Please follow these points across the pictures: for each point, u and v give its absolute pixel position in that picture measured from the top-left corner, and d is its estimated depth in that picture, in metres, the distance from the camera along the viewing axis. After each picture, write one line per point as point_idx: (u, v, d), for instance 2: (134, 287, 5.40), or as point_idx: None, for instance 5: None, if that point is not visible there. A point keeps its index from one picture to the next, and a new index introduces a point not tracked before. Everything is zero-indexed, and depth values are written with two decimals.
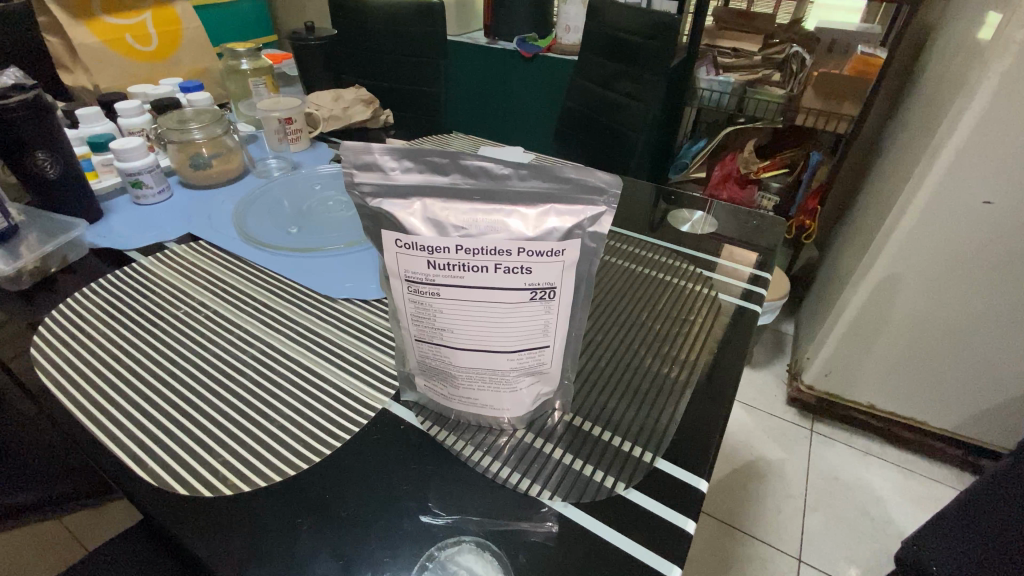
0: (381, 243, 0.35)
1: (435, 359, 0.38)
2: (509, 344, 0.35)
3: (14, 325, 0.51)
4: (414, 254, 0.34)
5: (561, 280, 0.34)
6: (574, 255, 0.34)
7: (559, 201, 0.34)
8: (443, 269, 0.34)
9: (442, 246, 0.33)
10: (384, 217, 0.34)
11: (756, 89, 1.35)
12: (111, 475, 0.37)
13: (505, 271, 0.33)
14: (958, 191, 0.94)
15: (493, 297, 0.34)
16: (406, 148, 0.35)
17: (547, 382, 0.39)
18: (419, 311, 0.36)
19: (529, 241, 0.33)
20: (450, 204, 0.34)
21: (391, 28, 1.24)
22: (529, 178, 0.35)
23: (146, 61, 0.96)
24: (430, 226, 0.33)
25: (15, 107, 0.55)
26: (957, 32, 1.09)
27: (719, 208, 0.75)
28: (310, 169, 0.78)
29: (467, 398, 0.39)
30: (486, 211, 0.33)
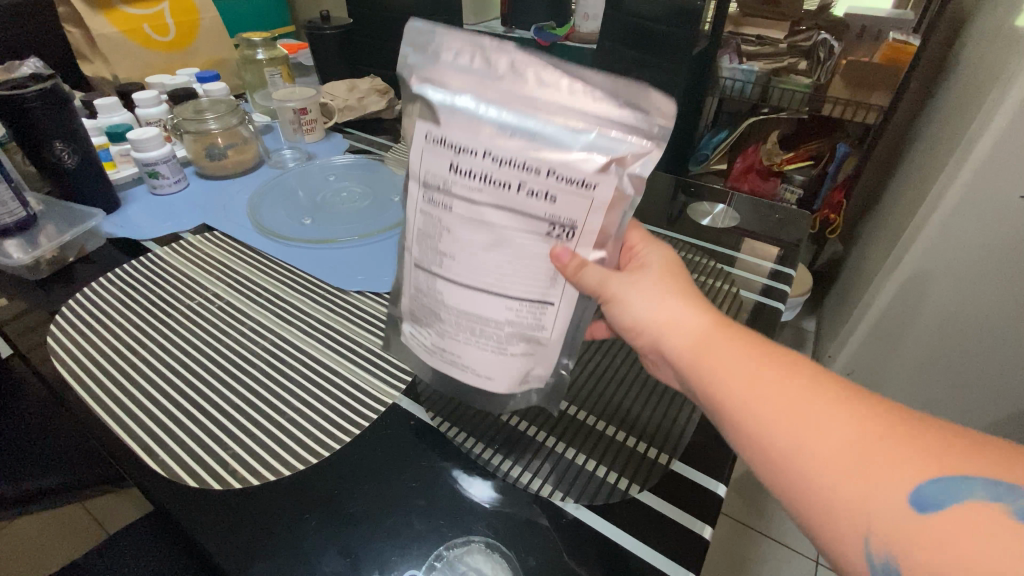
0: (411, 136, 0.33)
1: (426, 293, 0.35)
2: (505, 290, 0.33)
3: (33, 314, 0.52)
4: (438, 150, 0.31)
5: (585, 219, 0.31)
6: (606, 193, 0.30)
7: (610, 125, 0.30)
8: (463, 174, 0.31)
9: (472, 144, 0.30)
10: (422, 100, 0.32)
11: (781, 78, 1.31)
12: (122, 463, 0.37)
13: (525, 194, 0.30)
14: (994, 184, 0.92)
15: (502, 224, 0.31)
16: (468, 33, 0.32)
17: (538, 357, 0.36)
18: (426, 221, 0.33)
19: (561, 162, 0.29)
20: (490, 96, 0.31)
21: (406, 17, 1.23)
22: (585, 89, 0.31)
23: (163, 52, 0.97)
24: (466, 112, 0.31)
25: (34, 97, 0.56)
26: (995, 18, 1.04)
27: (741, 201, 0.72)
28: (325, 160, 0.77)
29: (446, 353, 0.36)
30: (525, 117, 0.30)
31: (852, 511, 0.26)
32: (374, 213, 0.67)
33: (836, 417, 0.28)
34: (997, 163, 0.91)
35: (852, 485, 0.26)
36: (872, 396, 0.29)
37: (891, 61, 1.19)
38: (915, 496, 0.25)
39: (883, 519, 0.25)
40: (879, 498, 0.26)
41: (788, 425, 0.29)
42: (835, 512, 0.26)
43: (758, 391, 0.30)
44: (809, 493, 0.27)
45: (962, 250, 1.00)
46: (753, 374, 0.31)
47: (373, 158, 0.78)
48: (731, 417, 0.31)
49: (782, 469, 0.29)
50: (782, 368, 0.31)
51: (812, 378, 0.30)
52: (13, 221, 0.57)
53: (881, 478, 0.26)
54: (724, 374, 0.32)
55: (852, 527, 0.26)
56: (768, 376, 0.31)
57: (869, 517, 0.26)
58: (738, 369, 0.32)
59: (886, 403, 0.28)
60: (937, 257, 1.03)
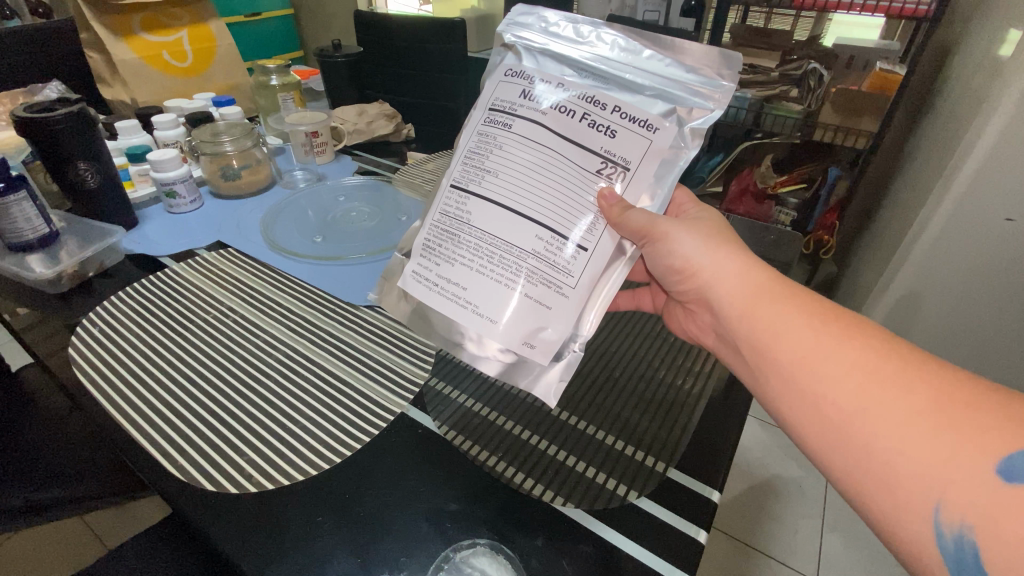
0: (492, 72, 0.45)
1: (454, 217, 0.42)
2: (532, 218, 0.40)
3: (52, 322, 0.55)
4: (515, 84, 0.43)
5: (638, 157, 0.40)
6: (661, 138, 0.40)
7: (673, 90, 0.41)
8: (529, 101, 0.42)
9: (544, 81, 0.42)
10: (516, 50, 0.45)
11: (774, 105, 1.36)
12: (143, 468, 0.39)
13: (585, 124, 0.40)
14: (978, 206, 0.96)
15: (552, 146, 0.40)
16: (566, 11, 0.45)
17: (549, 316, 0.39)
18: (479, 143, 0.43)
19: (626, 107, 0.40)
20: (571, 59, 0.43)
21: (413, 44, 1.27)
22: (653, 55, 0.42)
23: (179, 77, 1.00)
24: (549, 64, 0.43)
25: (62, 120, 0.58)
26: (976, 49, 1.09)
27: (735, 222, 0.75)
28: (335, 181, 0.81)
29: (454, 287, 0.41)
30: (596, 76, 0.42)
31: (931, 477, 0.29)
32: (382, 231, 0.70)
33: (907, 387, 0.32)
34: (980, 186, 0.95)
35: (921, 450, 0.30)
36: (940, 365, 0.33)
37: (879, 89, 1.23)
38: (1000, 468, 0.28)
39: (955, 487, 0.29)
40: (956, 462, 0.29)
41: (857, 387, 0.33)
42: (904, 473, 0.30)
43: (824, 357, 0.35)
44: (886, 460, 0.31)
45: (952, 269, 1.03)
46: (819, 339, 0.36)
47: (382, 179, 0.81)
48: (797, 375, 0.36)
49: (847, 427, 0.33)
50: (846, 331, 0.35)
51: (879, 344, 0.34)
52: (36, 237, 0.60)
53: (957, 446, 0.29)
54: (785, 332, 0.37)
55: (927, 492, 0.29)
56: (833, 342, 0.35)
57: (947, 487, 0.29)
58: (803, 330, 0.37)
59: (961, 378, 0.32)
60: (926, 278, 1.07)
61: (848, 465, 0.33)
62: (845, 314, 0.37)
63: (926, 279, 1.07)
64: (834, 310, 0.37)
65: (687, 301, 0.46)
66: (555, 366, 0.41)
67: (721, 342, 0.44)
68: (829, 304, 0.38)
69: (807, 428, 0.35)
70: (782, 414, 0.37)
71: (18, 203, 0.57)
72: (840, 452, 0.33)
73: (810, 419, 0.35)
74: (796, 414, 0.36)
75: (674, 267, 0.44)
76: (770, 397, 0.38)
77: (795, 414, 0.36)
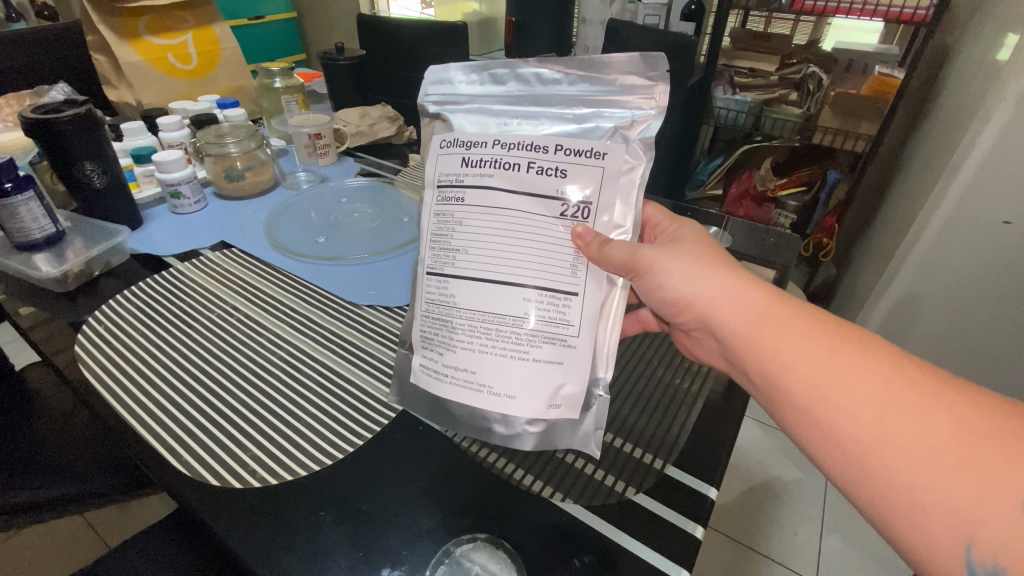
0: (429, 149, 0.45)
1: (440, 303, 0.42)
2: (516, 281, 0.40)
3: (58, 321, 0.55)
4: (454, 151, 0.43)
5: (596, 190, 0.41)
6: (611, 162, 0.41)
7: (607, 108, 0.42)
8: (472, 167, 0.42)
9: (480, 142, 0.42)
10: (443, 117, 0.45)
11: (773, 108, 1.37)
12: (149, 463, 0.39)
13: (538, 170, 0.41)
14: (978, 209, 0.97)
15: (516, 205, 0.40)
16: (473, 64, 0.46)
17: (565, 371, 0.40)
18: (439, 224, 0.43)
19: (565, 140, 0.41)
20: (499, 105, 0.44)
21: (416, 48, 1.29)
22: (577, 83, 0.44)
23: (185, 79, 1.01)
24: (479, 122, 0.44)
25: (68, 121, 0.59)
26: (974, 54, 1.10)
27: (734, 224, 0.76)
28: (338, 182, 0.81)
29: (465, 373, 0.41)
30: (530, 116, 0.43)
31: (957, 512, 0.30)
32: (384, 232, 0.70)
33: (926, 417, 0.33)
34: (979, 189, 0.96)
35: (948, 485, 0.31)
36: (952, 388, 0.34)
37: (877, 93, 1.23)
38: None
39: (983, 524, 0.30)
40: (983, 497, 0.30)
41: (876, 419, 0.33)
42: (930, 507, 0.31)
43: (838, 386, 0.35)
44: (911, 493, 0.32)
45: (952, 271, 1.04)
46: (829, 366, 0.36)
47: (384, 181, 0.82)
48: (812, 402, 0.36)
49: (868, 459, 0.33)
50: (859, 353, 0.36)
51: (892, 369, 0.35)
52: (43, 236, 0.61)
53: (982, 477, 0.30)
54: (794, 358, 0.37)
55: (955, 527, 0.30)
56: (847, 370, 0.35)
57: (976, 523, 0.30)
58: (812, 352, 0.37)
59: (974, 404, 0.33)
60: (926, 280, 1.08)
61: (870, 492, 0.33)
62: (858, 335, 0.37)
63: (926, 281, 1.08)
64: (846, 332, 0.38)
65: (690, 330, 0.46)
66: (585, 415, 0.41)
67: (728, 364, 0.44)
68: (839, 325, 0.38)
69: (827, 458, 0.36)
70: (797, 439, 0.38)
71: (26, 203, 0.58)
72: (863, 482, 0.34)
73: (829, 448, 0.35)
74: (813, 442, 0.36)
75: (669, 299, 0.44)
76: (785, 421, 0.38)
77: (813, 443, 0.36)
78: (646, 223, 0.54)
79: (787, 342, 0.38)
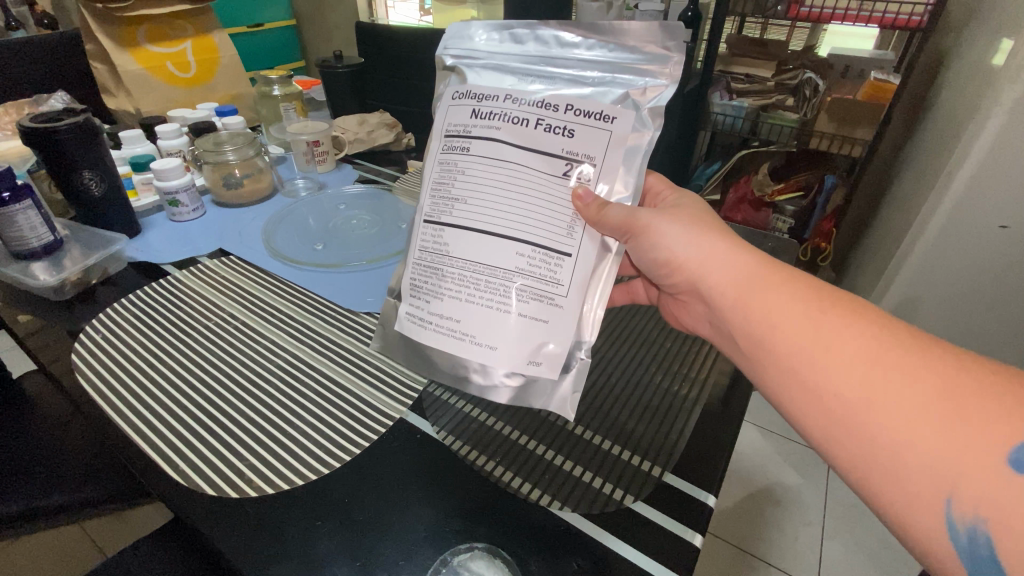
0: (442, 98, 0.46)
1: (433, 252, 0.42)
2: (510, 236, 0.40)
3: (55, 330, 0.55)
4: (465, 103, 0.43)
5: (602, 151, 0.41)
6: (619, 126, 0.41)
7: (621, 74, 0.42)
8: (481, 119, 0.42)
9: (491, 96, 0.43)
10: (458, 71, 0.46)
11: (770, 114, 1.38)
12: (145, 472, 0.39)
13: (546, 128, 0.41)
14: (975, 213, 0.98)
15: (512, 156, 0.41)
16: (497, 22, 0.46)
17: (548, 330, 0.40)
18: (442, 172, 0.43)
19: (576, 102, 0.41)
20: (514, 63, 0.44)
21: (415, 56, 1.30)
22: (596, 48, 0.43)
23: (183, 87, 1.02)
24: (494, 79, 0.44)
25: (67, 130, 0.59)
26: (970, 59, 1.11)
27: (733, 229, 0.76)
28: (336, 190, 0.81)
29: (449, 321, 0.41)
30: (543, 77, 0.43)
31: (942, 472, 0.30)
32: (383, 239, 0.70)
33: (912, 374, 0.32)
34: (976, 192, 0.96)
35: (932, 444, 0.30)
36: (940, 349, 0.34)
37: (873, 98, 1.24)
38: (1012, 455, 0.29)
39: (967, 483, 0.29)
40: (968, 451, 0.30)
41: (861, 378, 0.33)
42: (914, 464, 0.31)
43: (825, 347, 0.35)
44: (894, 453, 0.32)
45: (950, 274, 1.04)
46: (818, 327, 0.36)
47: (382, 189, 0.82)
48: (798, 362, 0.36)
49: (853, 419, 0.33)
50: (848, 316, 0.36)
51: (881, 332, 0.35)
52: (40, 244, 0.61)
53: (968, 435, 0.30)
54: (782, 320, 0.37)
55: (939, 487, 0.30)
56: (833, 331, 0.36)
57: (959, 482, 0.29)
58: (803, 315, 0.37)
59: (962, 364, 0.33)
60: (925, 284, 1.08)
61: (854, 454, 0.33)
62: (849, 301, 0.37)
63: (924, 284, 1.08)
64: (837, 297, 0.38)
65: (678, 292, 0.47)
66: (565, 378, 0.41)
67: (713, 329, 0.45)
68: (831, 291, 0.38)
69: (811, 420, 0.35)
70: (783, 404, 0.38)
71: (23, 212, 0.58)
72: (847, 445, 0.33)
73: (813, 410, 0.35)
74: (798, 403, 0.36)
75: (659, 260, 0.45)
76: (770, 386, 0.38)
77: (799, 407, 0.36)
78: (647, 193, 0.53)
79: (778, 305, 0.38)
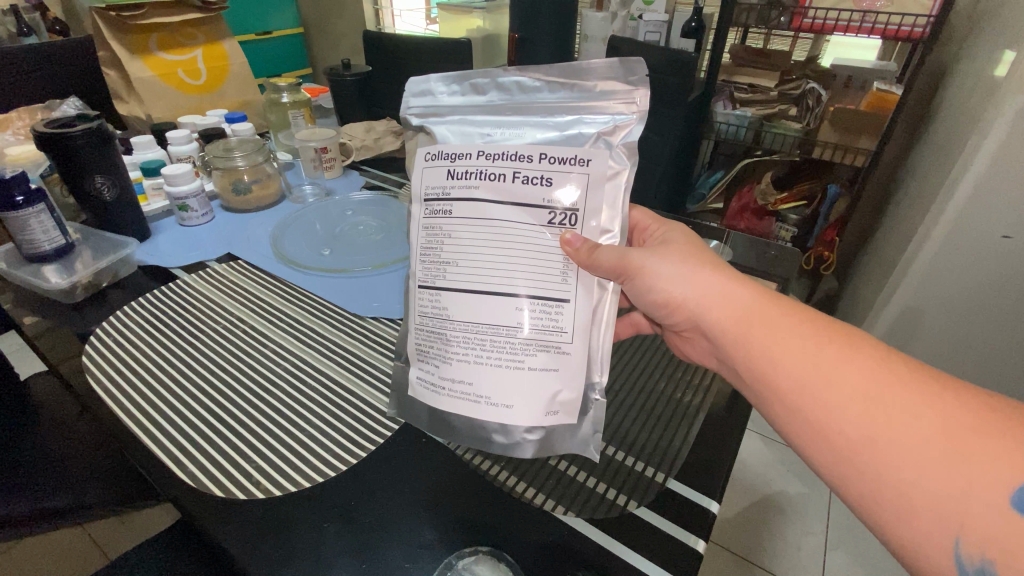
0: (415, 160, 0.45)
1: (433, 316, 0.42)
2: (508, 291, 0.40)
3: (65, 330, 0.56)
4: (439, 165, 0.43)
5: (582, 203, 0.41)
6: (595, 168, 0.41)
7: (586, 113, 0.42)
8: (457, 179, 0.42)
9: (463, 155, 0.42)
10: (426, 130, 0.46)
11: (773, 123, 1.39)
12: (154, 474, 0.40)
13: (525, 180, 0.41)
14: (978, 223, 0.98)
15: (503, 216, 0.40)
16: (453, 75, 0.46)
17: (560, 378, 0.40)
18: (428, 237, 0.43)
19: (547, 150, 0.41)
20: (482, 114, 0.44)
21: (421, 64, 1.31)
22: (557, 91, 0.44)
23: (193, 94, 1.03)
24: (464, 135, 0.44)
25: (81, 135, 0.60)
26: (972, 69, 1.12)
27: (735, 237, 0.76)
28: (343, 196, 0.82)
29: (462, 385, 0.41)
30: (515, 125, 0.43)
31: (945, 510, 0.31)
32: (388, 245, 0.71)
33: (915, 412, 0.33)
34: (979, 202, 0.97)
35: (937, 481, 0.31)
36: (941, 385, 0.34)
37: (875, 108, 1.25)
38: (1013, 496, 0.30)
39: (971, 523, 0.30)
40: (971, 490, 0.30)
41: (865, 416, 0.34)
42: (921, 502, 0.31)
43: (828, 380, 0.36)
44: (899, 490, 0.32)
45: (952, 284, 1.04)
46: (820, 363, 0.36)
47: (388, 195, 0.83)
48: (802, 399, 0.36)
49: (858, 457, 0.34)
50: (847, 349, 0.36)
51: (880, 366, 0.35)
52: (52, 247, 0.62)
53: (970, 474, 0.31)
54: (782, 357, 0.38)
55: (944, 526, 0.31)
56: (837, 368, 0.36)
57: (964, 522, 0.30)
58: (800, 350, 0.37)
59: (961, 400, 0.33)
60: (927, 293, 1.08)
61: (861, 490, 0.34)
62: (848, 333, 0.38)
63: (926, 294, 1.08)
64: (835, 329, 0.38)
65: (681, 330, 0.46)
66: (584, 420, 0.41)
67: (720, 364, 0.44)
68: (828, 323, 0.38)
69: (818, 455, 0.36)
70: (788, 435, 0.38)
71: (36, 215, 0.59)
72: (853, 480, 0.34)
73: (819, 445, 0.35)
74: (805, 439, 0.36)
75: (659, 301, 0.44)
76: (776, 420, 0.39)
77: (803, 441, 0.36)
78: (635, 228, 0.54)
79: (777, 340, 0.38)
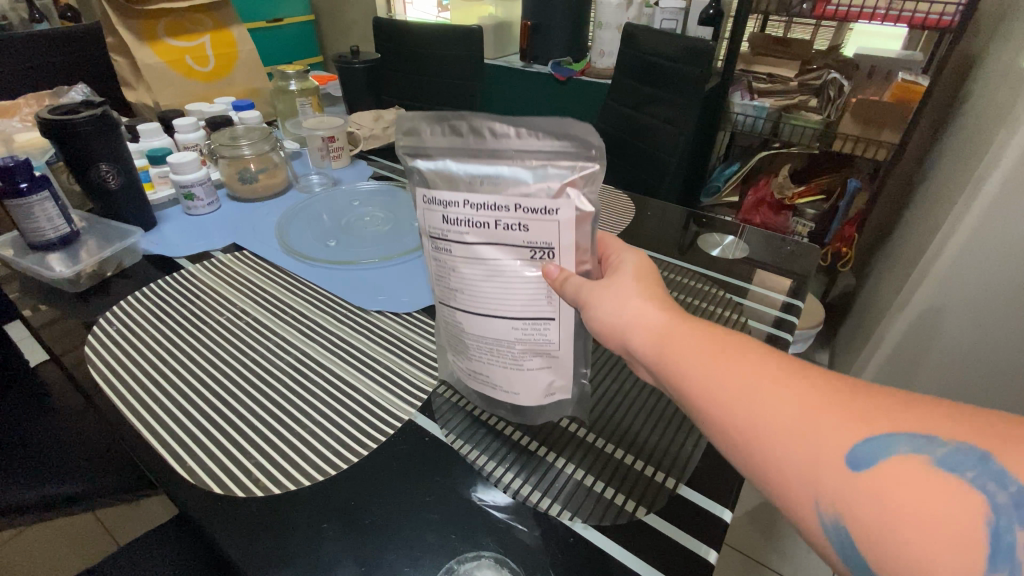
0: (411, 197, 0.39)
1: (452, 325, 0.41)
2: (504, 314, 0.38)
3: (69, 320, 0.55)
4: (434, 208, 0.37)
5: (558, 240, 0.36)
6: (568, 214, 0.35)
7: (559, 160, 0.36)
8: (451, 225, 0.36)
9: (450, 201, 0.36)
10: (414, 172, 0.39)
11: (792, 115, 1.34)
12: (152, 467, 0.39)
13: (506, 227, 0.35)
14: (1005, 220, 0.94)
15: (498, 258, 0.36)
16: (436, 113, 0.40)
17: (554, 371, 0.40)
18: (438, 268, 0.39)
19: (523, 197, 0.35)
20: (459, 158, 0.38)
21: (432, 52, 1.29)
22: (546, 138, 0.37)
23: (202, 81, 1.02)
24: (445, 178, 0.37)
25: (85, 122, 0.59)
26: (1002, 58, 1.07)
27: (751, 233, 0.74)
28: (351, 186, 0.81)
29: (481, 376, 0.41)
30: (489, 170, 0.36)
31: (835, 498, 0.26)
32: (394, 236, 0.70)
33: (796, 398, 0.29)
34: (1007, 198, 0.93)
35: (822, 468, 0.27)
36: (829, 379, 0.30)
37: (901, 99, 1.21)
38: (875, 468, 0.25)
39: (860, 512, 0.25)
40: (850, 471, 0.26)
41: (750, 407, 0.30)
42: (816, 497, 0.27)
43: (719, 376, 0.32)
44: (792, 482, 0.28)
45: (976, 282, 1.01)
46: (747, 378, 0.31)
47: (396, 185, 0.82)
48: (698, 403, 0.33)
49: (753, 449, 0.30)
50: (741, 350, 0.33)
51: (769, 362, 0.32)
52: (57, 236, 0.61)
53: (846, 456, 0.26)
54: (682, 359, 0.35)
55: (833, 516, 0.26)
56: (766, 385, 0.31)
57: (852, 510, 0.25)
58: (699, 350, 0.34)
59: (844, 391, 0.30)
60: (949, 291, 1.05)
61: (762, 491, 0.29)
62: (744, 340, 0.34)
63: (949, 293, 1.05)
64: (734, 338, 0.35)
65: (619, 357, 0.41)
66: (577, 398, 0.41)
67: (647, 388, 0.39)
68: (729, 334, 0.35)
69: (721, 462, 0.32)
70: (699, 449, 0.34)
71: (41, 203, 0.59)
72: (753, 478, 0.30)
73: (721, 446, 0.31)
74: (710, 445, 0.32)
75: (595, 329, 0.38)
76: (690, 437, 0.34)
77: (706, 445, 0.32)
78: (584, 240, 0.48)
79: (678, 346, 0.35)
